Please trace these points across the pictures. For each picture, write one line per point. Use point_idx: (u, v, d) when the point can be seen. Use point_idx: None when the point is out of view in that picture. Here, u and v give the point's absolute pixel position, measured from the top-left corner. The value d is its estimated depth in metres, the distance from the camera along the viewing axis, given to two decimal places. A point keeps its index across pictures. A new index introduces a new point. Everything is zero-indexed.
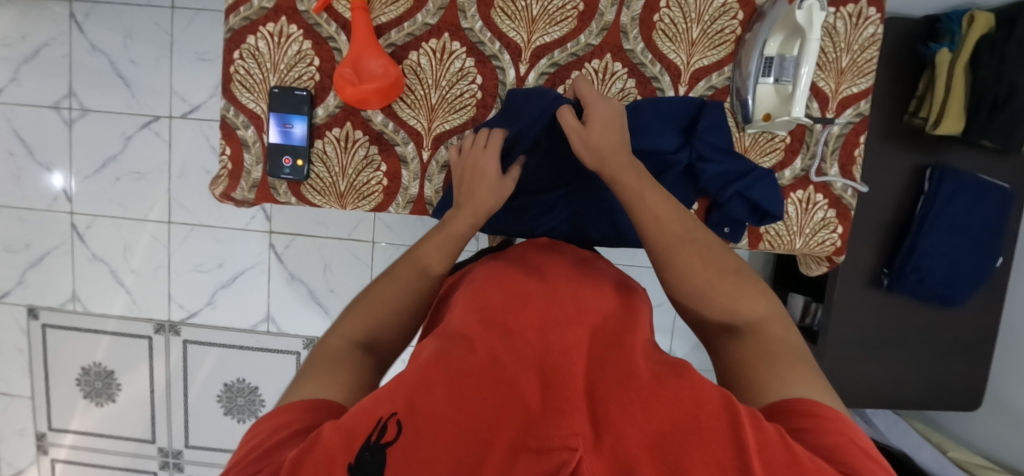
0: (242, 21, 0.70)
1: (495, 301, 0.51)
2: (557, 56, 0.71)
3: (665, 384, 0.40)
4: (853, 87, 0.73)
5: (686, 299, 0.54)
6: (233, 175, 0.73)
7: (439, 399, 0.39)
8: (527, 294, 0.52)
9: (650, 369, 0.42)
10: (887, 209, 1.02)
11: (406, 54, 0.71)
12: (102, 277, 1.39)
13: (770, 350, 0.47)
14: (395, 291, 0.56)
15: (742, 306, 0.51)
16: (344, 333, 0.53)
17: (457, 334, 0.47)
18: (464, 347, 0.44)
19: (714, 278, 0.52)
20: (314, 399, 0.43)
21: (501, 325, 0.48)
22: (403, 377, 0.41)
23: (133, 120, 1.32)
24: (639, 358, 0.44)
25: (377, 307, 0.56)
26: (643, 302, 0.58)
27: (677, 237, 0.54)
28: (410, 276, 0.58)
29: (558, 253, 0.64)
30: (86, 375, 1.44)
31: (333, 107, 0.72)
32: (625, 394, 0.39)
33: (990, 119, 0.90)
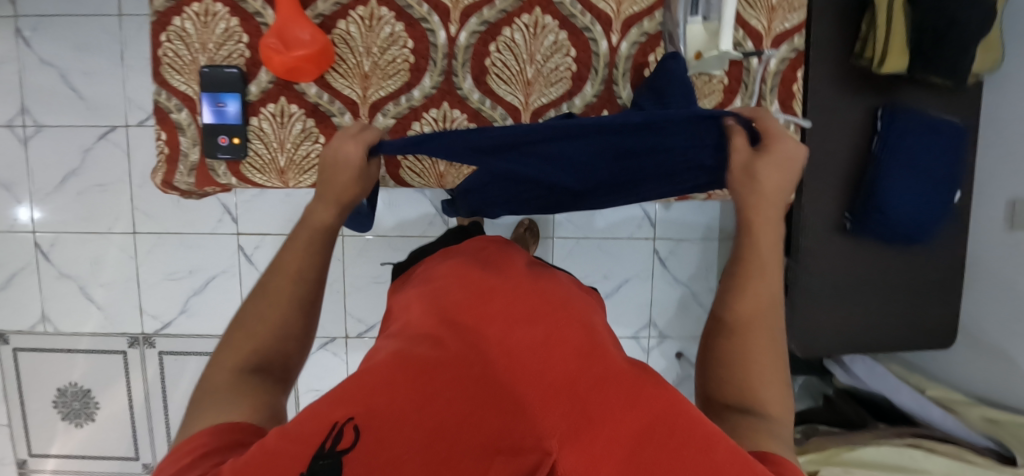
0: (166, 2, 0.69)
1: (455, 303, 0.53)
2: (486, 14, 0.70)
3: (638, 387, 0.41)
4: (785, 23, 0.73)
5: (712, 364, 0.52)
6: (171, 160, 0.73)
7: (401, 400, 0.38)
8: (487, 294, 0.54)
9: (621, 370, 0.43)
10: (846, 151, 1.02)
11: (334, 23, 0.70)
12: (71, 295, 1.37)
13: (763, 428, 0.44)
14: (276, 306, 0.54)
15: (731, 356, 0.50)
16: (228, 364, 0.49)
17: (419, 336, 0.48)
18: (427, 348, 0.44)
19: (768, 367, 0.49)
20: (219, 426, 0.41)
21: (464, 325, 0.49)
22: (363, 377, 0.41)
23: (90, 132, 1.31)
24: (605, 356, 0.46)
25: (257, 326, 0.52)
26: (597, 315, 0.61)
27: (760, 311, 0.52)
28: (286, 287, 0.55)
29: (519, 263, 0.66)
30: (63, 397, 1.41)
31: (266, 83, 0.71)
32: (603, 392, 0.40)
33: (933, 53, 0.92)
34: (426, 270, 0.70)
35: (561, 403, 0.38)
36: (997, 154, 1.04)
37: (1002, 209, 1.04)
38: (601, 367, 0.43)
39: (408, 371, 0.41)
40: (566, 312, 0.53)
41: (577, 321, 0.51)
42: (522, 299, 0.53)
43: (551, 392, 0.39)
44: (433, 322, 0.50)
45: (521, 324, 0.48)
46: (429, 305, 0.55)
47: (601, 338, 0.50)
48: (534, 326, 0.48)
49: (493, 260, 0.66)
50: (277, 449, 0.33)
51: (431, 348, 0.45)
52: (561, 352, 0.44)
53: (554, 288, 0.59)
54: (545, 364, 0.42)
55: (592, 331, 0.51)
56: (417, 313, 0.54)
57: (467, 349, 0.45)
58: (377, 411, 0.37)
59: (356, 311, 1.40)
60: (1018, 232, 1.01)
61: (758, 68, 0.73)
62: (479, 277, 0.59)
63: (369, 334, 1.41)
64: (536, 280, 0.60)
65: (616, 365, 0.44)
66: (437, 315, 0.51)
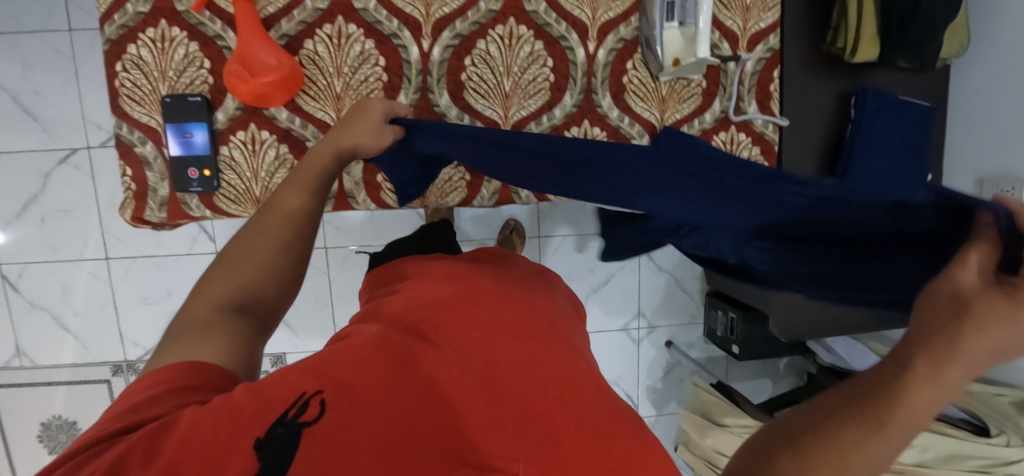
0: (119, 29, 0.66)
1: (445, 295, 0.55)
2: (459, 27, 0.68)
3: (612, 429, 0.43)
4: (761, 23, 0.73)
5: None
6: (139, 195, 0.69)
7: (373, 382, 0.41)
8: (480, 294, 0.56)
9: (600, 405, 0.46)
10: (819, 138, 1.05)
11: (301, 43, 0.67)
12: (47, 327, 1.32)
13: None
14: (266, 251, 0.52)
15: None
16: (211, 297, 0.48)
17: (406, 326, 0.50)
18: (413, 340, 0.47)
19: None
20: (189, 362, 0.41)
21: (451, 318, 0.51)
22: (345, 356, 0.43)
23: (48, 156, 1.24)
24: (585, 389, 0.47)
25: (247, 263, 0.51)
26: (582, 339, 0.62)
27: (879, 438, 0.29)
28: (276, 226, 0.54)
29: (511, 271, 0.68)
30: (48, 430, 1.36)
31: (233, 110, 0.68)
32: (577, 425, 0.41)
33: (901, 37, 0.93)
34: (408, 270, 0.70)
35: (532, 428, 0.40)
36: (966, 134, 1.07)
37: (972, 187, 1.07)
38: (576, 399, 0.45)
39: (388, 358, 0.43)
40: (552, 329, 0.55)
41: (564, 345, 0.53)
42: (513, 307, 0.55)
43: (523, 414, 0.41)
44: (419, 312, 0.52)
45: (507, 332, 0.50)
46: (416, 294, 0.57)
47: (584, 363, 0.52)
48: (522, 342, 0.50)
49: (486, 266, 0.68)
50: (241, 410, 0.36)
51: (416, 340, 0.47)
52: (543, 372, 0.46)
53: (546, 304, 0.61)
54: (524, 382, 0.44)
55: (576, 354, 0.53)
56: (403, 300, 0.56)
57: (450, 350, 0.46)
58: (344, 393, 0.39)
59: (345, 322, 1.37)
60: None
61: (735, 70, 0.73)
62: (468, 275, 0.61)
63: None
64: (531, 294, 0.61)
65: (597, 399, 0.46)
66: (424, 303, 0.54)
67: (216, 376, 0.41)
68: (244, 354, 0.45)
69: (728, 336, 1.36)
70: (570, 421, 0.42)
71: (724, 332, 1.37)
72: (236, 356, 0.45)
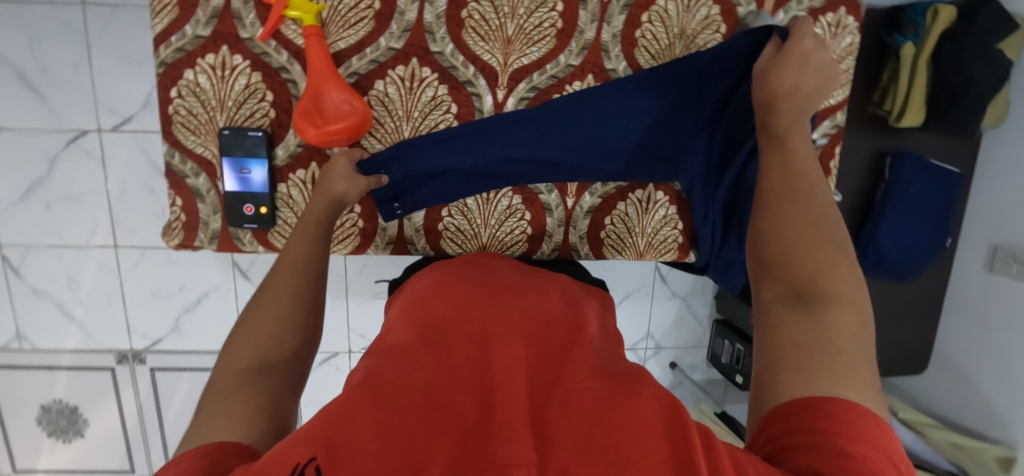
0: (176, 53, 0.61)
1: (434, 314, 0.50)
2: (536, 79, 0.67)
3: (618, 401, 0.36)
4: (830, 99, 0.74)
5: (784, 386, 0.36)
6: (188, 226, 0.67)
7: (364, 428, 0.33)
8: (467, 304, 0.51)
9: (598, 381, 0.39)
10: (850, 194, 1.06)
11: (371, 83, 0.64)
12: (50, 312, 1.27)
13: (812, 335, 0.38)
14: (277, 302, 0.48)
15: (863, 411, 0.32)
16: (235, 364, 0.42)
17: (391, 354, 0.44)
18: (397, 366, 0.41)
19: (806, 263, 0.43)
20: (208, 444, 0.33)
21: (439, 338, 0.45)
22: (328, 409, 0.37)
23: (57, 138, 1.17)
24: (591, 371, 0.41)
25: (258, 322, 0.46)
26: (594, 318, 0.56)
27: (805, 199, 0.48)
28: (285, 282, 0.51)
29: (500, 273, 0.61)
30: (48, 413, 1.34)
31: (295, 147, 0.66)
32: (575, 414, 0.36)
33: (947, 109, 0.93)
34: (406, 288, 0.64)
35: (526, 427, 0.34)
36: (986, 201, 1.09)
37: (984, 253, 1.10)
38: (571, 390, 0.38)
39: (375, 394, 0.36)
40: (546, 322, 0.49)
41: (559, 335, 0.47)
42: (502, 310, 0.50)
43: (519, 418, 0.35)
44: (408, 337, 0.47)
45: (496, 336, 0.45)
46: (406, 321, 0.51)
47: (581, 344, 0.46)
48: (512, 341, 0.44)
49: (479, 268, 0.62)
50: None
51: (405, 367, 0.40)
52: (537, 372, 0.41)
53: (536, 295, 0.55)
54: (515, 385, 0.39)
55: (575, 343, 0.47)
56: (394, 330, 0.51)
57: (437, 366, 0.41)
58: (342, 448, 0.31)
59: (359, 326, 1.32)
60: (996, 276, 1.08)
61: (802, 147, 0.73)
62: (456, 290, 0.55)
63: None
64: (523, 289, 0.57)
65: (590, 376, 0.40)
66: (414, 329, 0.48)
67: (238, 453, 0.33)
68: (277, 418, 0.39)
69: (733, 364, 1.37)
70: (568, 411, 0.36)
71: (729, 360, 1.38)
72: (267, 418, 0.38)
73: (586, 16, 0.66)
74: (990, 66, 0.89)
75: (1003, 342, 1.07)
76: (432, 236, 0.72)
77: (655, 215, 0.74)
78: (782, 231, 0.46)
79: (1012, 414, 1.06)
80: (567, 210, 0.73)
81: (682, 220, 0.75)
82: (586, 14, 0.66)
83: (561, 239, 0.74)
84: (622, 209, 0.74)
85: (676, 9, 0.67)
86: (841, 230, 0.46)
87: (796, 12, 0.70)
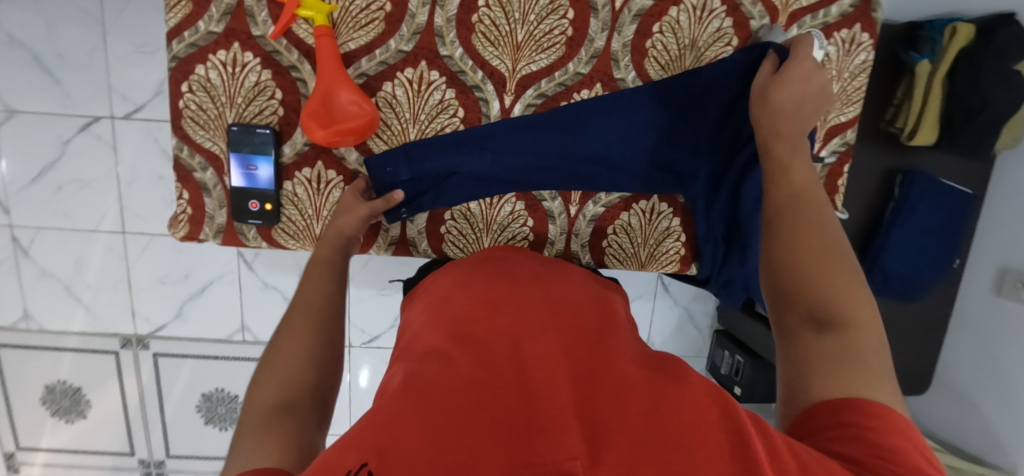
0: (188, 48, 0.62)
1: (465, 314, 0.52)
2: (544, 86, 0.67)
3: (660, 396, 0.38)
4: (841, 116, 0.73)
5: (817, 387, 0.39)
6: (194, 220, 0.68)
7: (414, 431, 0.34)
8: (496, 305, 0.52)
9: (639, 379, 0.41)
10: (860, 211, 1.05)
11: (379, 84, 0.65)
12: (58, 295, 1.29)
13: (839, 347, 0.40)
14: (302, 335, 0.49)
15: (893, 412, 0.35)
16: (263, 402, 0.41)
17: (428, 355, 0.45)
18: (436, 368, 0.42)
19: (816, 276, 0.45)
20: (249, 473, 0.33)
21: (474, 340, 0.46)
22: (373, 413, 0.37)
23: (69, 123, 1.18)
24: (627, 366, 0.43)
25: (283, 358, 0.46)
26: (620, 317, 0.58)
27: (813, 218, 0.50)
28: (305, 316, 0.51)
29: (522, 271, 0.62)
30: (52, 394, 1.36)
31: (301, 145, 0.66)
32: (621, 408, 0.37)
33: (961, 130, 0.91)
34: (427, 288, 0.65)
35: (573, 422, 0.36)
36: (997, 224, 1.08)
37: (992, 276, 1.09)
38: (612, 382, 0.40)
39: (419, 397, 0.37)
40: (578, 323, 0.50)
41: (591, 333, 0.49)
42: (533, 312, 0.51)
43: (566, 414, 0.36)
44: (442, 339, 0.47)
45: (530, 339, 0.45)
46: (437, 323, 0.52)
47: (613, 342, 0.47)
48: (546, 341, 0.45)
49: (503, 266, 0.63)
50: None
51: (444, 369, 0.41)
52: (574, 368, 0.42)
53: (564, 296, 0.57)
54: (555, 382, 0.40)
55: (605, 339, 0.48)
56: (426, 331, 0.51)
57: (476, 365, 0.42)
58: (393, 455, 0.32)
59: (360, 321, 1.32)
60: (1003, 299, 1.06)
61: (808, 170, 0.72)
62: (483, 290, 0.56)
63: (373, 344, 1.35)
64: (549, 287, 0.58)
65: (629, 373, 0.41)
66: (448, 331, 0.49)
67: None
68: (309, 451, 0.38)
69: (732, 375, 1.37)
70: (614, 405, 0.37)
71: (728, 371, 1.38)
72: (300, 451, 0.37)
73: (597, 24, 0.65)
74: (1008, 87, 0.88)
75: (1007, 367, 1.06)
76: (434, 239, 0.72)
77: (658, 226, 0.74)
78: (798, 253, 0.47)
79: (1013, 440, 1.05)
80: (569, 218, 0.73)
81: (684, 232, 0.75)
82: (597, 22, 0.65)
83: (562, 246, 0.74)
84: (625, 219, 0.73)
85: (688, 20, 0.67)
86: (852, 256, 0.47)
87: (809, 27, 0.69)
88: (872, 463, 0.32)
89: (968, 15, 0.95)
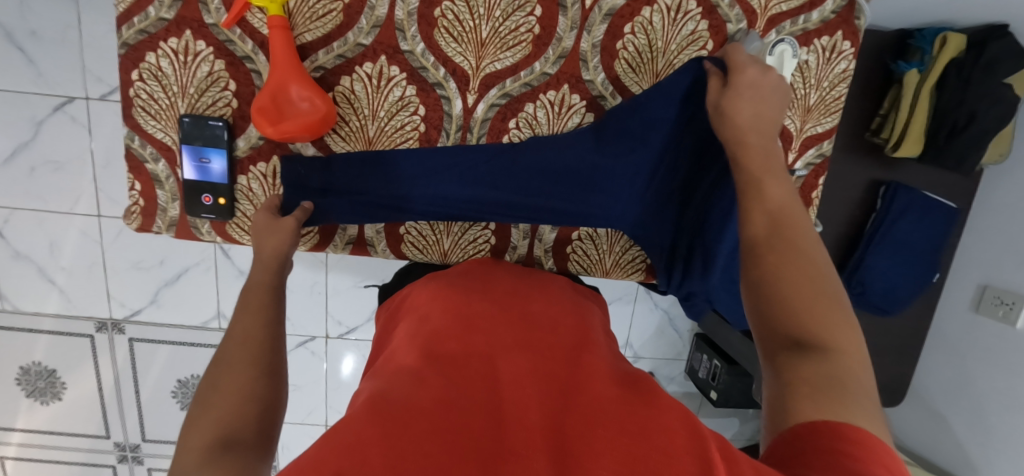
0: (138, 34, 0.59)
1: (439, 331, 0.50)
2: (508, 86, 0.65)
3: (630, 418, 0.37)
4: (818, 127, 0.71)
5: (795, 409, 0.35)
6: (146, 212, 0.66)
7: (376, 452, 0.32)
8: (470, 325, 0.51)
9: (610, 398, 0.41)
10: (841, 223, 1.03)
11: (337, 79, 0.63)
12: (31, 276, 1.28)
13: (828, 375, 0.36)
14: (245, 367, 0.45)
15: (875, 437, 0.31)
16: (200, 440, 0.37)
17: (398, 373, 0.44)
18: (404, 387, 0.40)
19: (793, 296, 0.42)
20: None
21: (446, 361, 0.45)
22: (333, 433, 0.35)
23: (42, 103, 1.15)
24: (596, 387, 0.42)
25: (224, 396, 0.42)
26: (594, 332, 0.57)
27: (782, 236, 0.47)
28: (243, 345, 0.47)
29: (499, 287, 0.62)
30: (27, 375, 1.36)
31: (256, 139, 0.64)
32: (592, 429, 0.36)
33: (946, 144, 0.89)
34: (407, 302, 0.63)
35: (545, 444, 0.35)
36: (981, 240, 1.06)
37: (972, 292, 1.07)
38: (582, 406, 0.40)
39: (383, 417, 0.35)
40: (552, 343, 0.50)
41: (564, 353, 0.48)
42: (508, 333, 0.51)
43: (535, 436, 0.36)
44: (413, 358, 0.46)
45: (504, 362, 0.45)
46: (410, 341, 0.50)
47: (584, 362, 0.47)
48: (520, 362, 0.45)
49: (479, 283, 0.62)
50: None
51: (412, 389, 0.40)
52: (545, 391, 0.41)
53: (540, 314, 0.56)
54: (526, 406, 0.39)
55: (578, 360, 0.48)
56: (398, 351, 0.50)
57: (445, 387, 0.40)
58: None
59: (337, 313, 1.30)
60: (981, 316, 1.05)
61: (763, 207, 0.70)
62: (459, 307, 0.55)
63: (350, 336, 1.33)
64: (524, 305, 0.57)
65: (601, 393, 0.41)
66: (420, 349, 0.48)
67: None
68: None
69: (709, 380, 1.36)
70: (586, 427, 0.37)
71: (705, 375, 1.37)
72: None
73: (566, 23, 0.63)
74: (994, 101, 0.85)
75: (981, 386, 1.05)
76: (394, 240, 0.71)
77: (623, 235, 0.74)
78: (774, 275, 0.44)
79: (983, 460, 1.04)
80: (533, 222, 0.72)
81: None
82: (566, 20, 0.63)
83: (525, 251, 0.74)
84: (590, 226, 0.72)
85: (662, 21, 0.64)
86: (835, 281, 0.43)
87: (788, 33, 0.66)
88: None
89: (962, 24, 0.93)
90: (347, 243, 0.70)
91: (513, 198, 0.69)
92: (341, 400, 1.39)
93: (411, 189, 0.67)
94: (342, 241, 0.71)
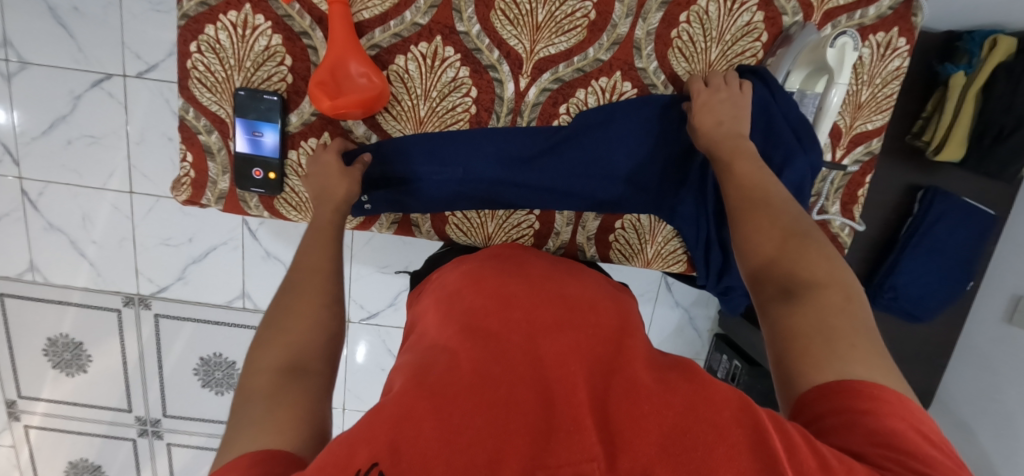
0: (198, 6, 0.60)
1: (476, 306, 0.51)
2: (561, 71, 0.65)
3: (676, 394, 0.38)
4: (869, 124, 0.70)
5: (802, 365, 0.38)
6: (196, 184, 0.67)
7: (428, 430, 0.33)
8: (508, 298, 0.51)
9: (656, 376, 0.41)
10: (876, 226, 1.03)
11: (391, 58, 0.63)
12: (63, 248, 1.30)
13: (824, 319, 0.39)
14: (312, 305, 0.48)
15: (885, 389, 0.34)
16: (271, 363, 0.42)
17: (438, 350, 0.45)
18: (445, 363, 0.41)
19: (770, 249, 0.46)
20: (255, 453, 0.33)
21: (485, 333, 0.45)
22: (382, 407, 0.37)
23: (82, 78, 1.16)
24: (640, 366, 0.43)
25: (292, 324, 0.46)
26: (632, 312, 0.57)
27: (764, 197, 0.51)
28: (313, 279, 0.51)
29: (535, 265, 0.62)
30: (53, 346, 1.38)
31: (309, 115, 0.65)
32: (636, 403, 0.37)
33: (990, 149, 0.89)
34: (438, 279, 0.64)
35: (592, 418, 0.36)
36: (1017, 249, 1.04)
37: (1006, 300, 1.05)
38: (626, 381, 0.40)
39: (430, 394, 0.37)
40: (591, 317, 0.50)
41: (604, 328, 0.49)
42: (544, 306, 0.51)
43: (581, 409, 0.37)
44: (452, 333, 0.47)
45: (545, 336, 0.45)
46: (448, 316, 0.51)
47: (625, 342, 0.47)
48: (561, 337, 0.45)
49: (513, 261, 0.62)
50: None
51: (454, 365, 0.41)
52: (586, 364, 0.42)
53: (579, 291, 0.56)
54: (569, 378, 0.40)
55: (618, 338, 0.48)
56: (437, 326, 0.51)
57: (487, 357, 0.41)
58: (406, 453, 0.32)
59: (360, 297, 1.31)
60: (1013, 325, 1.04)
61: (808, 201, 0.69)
62: (494, 283, 0.55)
63: (370, 321, 1.34)
64: (560, 283, 0.57)
65: (643, 371, 0.42)
66: (459, 323, 0.48)
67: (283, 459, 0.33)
68: (316, 424, 0.38)
69: (728, 380, 1.35)
70: (631, 402, 0.37)
71: (724, 375, 1.36)
72: (310, 417, 0.38)
73: (622, 10, 0.63)
74: None
75: (1008, 396, 1.04)
76: (438, 221, 0.72)
77: (666, 225, 0.73)
78: (754, 238, 0.48)
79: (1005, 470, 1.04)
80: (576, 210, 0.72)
81: None
82: (622, 7, 0.63)
83: (567, 238, 0.74)
84: (634, 215, 0.72)
85: (718, 11, 0.64)
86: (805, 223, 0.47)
87: (843, 28, 0.66)
88: (873, 454, 0.30)
89: None
90: (392, 223, 0.72)
91: (558, 185, 0.69)
92: (359, 384, 1.40)
93: (454, 170, 0.67)
94: (387, 221, 0.72)
